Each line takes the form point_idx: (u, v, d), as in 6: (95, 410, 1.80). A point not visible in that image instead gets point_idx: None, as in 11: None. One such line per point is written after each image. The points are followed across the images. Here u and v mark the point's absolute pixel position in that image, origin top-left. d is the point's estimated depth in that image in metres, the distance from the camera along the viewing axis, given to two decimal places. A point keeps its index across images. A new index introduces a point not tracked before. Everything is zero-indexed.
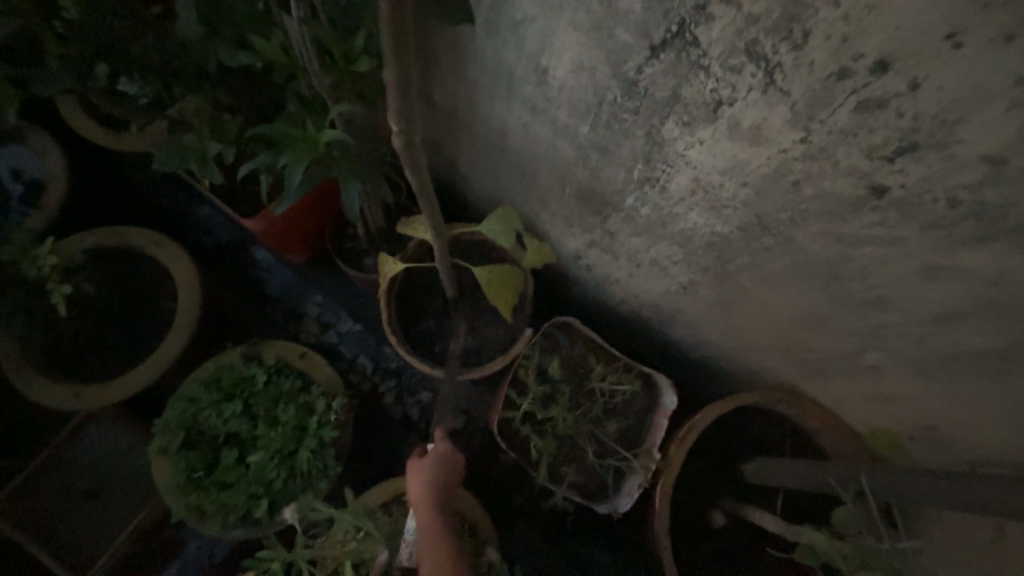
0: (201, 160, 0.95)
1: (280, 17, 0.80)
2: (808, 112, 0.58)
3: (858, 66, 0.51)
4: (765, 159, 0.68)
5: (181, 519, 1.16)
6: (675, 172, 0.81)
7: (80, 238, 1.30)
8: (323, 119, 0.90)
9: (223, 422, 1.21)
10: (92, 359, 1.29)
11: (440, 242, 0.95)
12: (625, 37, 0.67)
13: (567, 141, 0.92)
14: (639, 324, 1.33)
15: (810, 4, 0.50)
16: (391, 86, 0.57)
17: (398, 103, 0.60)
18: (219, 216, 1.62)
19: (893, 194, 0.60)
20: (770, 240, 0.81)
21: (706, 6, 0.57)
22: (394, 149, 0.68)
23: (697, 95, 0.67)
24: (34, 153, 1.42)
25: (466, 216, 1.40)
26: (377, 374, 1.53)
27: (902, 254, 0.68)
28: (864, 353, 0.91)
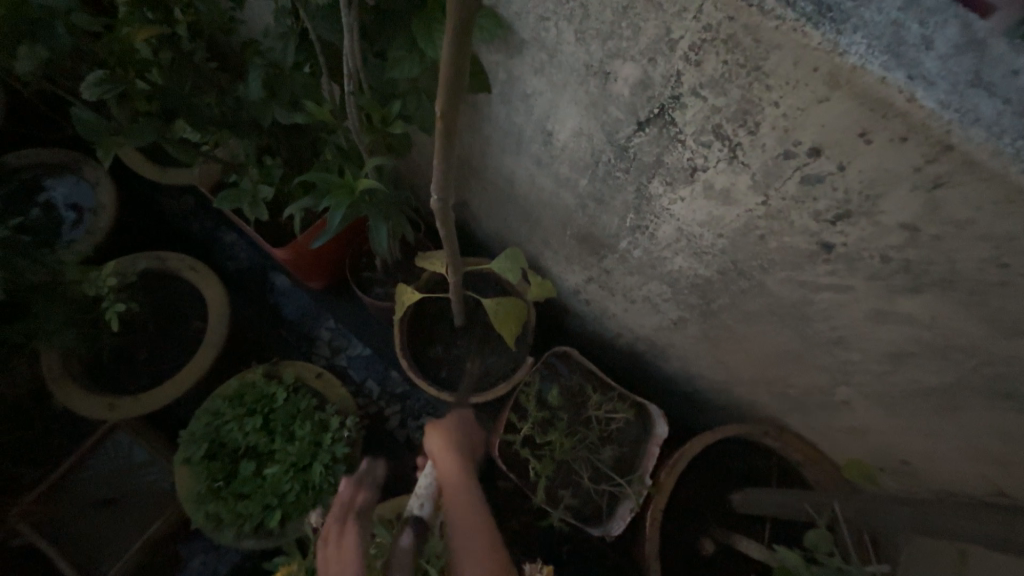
0: (252, 200, 1.08)
1: (330, 84, 0.95)
2: (765, 181, 0.71)
3: (799, 150, 0.64)
4: (734, 216, 0.80)
5: (199, 526, 1.23)
6: (662, 222, 0.94)
7: (127, 261, 1.42)
8: (357, 167, 1.04)
9: (243, 436, 1.30)
10: (127, 373, 1.40)
11: (456, 276, 1.06)
12: (616, 113, 0.81)
13: (568, 190, 1.05)
14: (633, 356, 1.43)
15: (758, 103, 0.63)
16: (436, 165, 0.73)
17: (438, 177, 0.75)
18: (245, 243, 1.76)
19: (839, 250, 0.72)
20: (745, 283, 0.92)
21: (681, 97, 0.70)
22: (432, 208, 0.83)
23: (676, 162, 0.80)
24: (86, 184, 1.57)
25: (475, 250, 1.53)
26: (385, 396, 1.61)
27: (854, 300, 0.78)
28: (836, 388, 1.00)
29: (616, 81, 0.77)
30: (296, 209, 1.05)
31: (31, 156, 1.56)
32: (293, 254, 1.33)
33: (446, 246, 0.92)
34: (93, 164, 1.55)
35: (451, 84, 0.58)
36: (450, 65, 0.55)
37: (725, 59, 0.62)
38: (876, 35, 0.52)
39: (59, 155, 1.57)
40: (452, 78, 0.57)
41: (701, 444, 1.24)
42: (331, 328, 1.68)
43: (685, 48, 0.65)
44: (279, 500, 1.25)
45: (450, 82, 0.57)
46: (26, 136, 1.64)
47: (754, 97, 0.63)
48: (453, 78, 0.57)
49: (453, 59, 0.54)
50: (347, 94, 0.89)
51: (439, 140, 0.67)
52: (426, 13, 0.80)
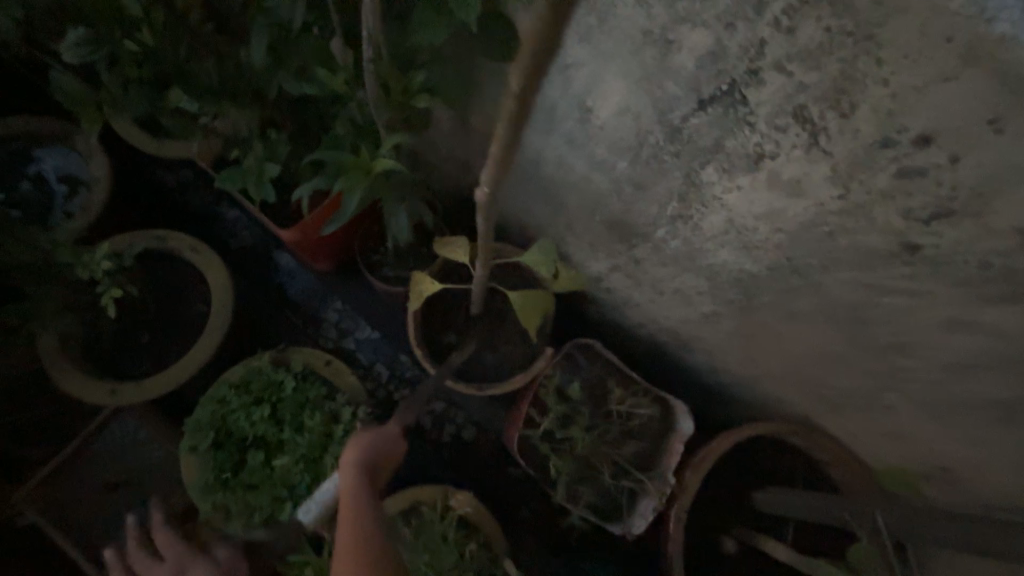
0: (256, 181, 0.98)
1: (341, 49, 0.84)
2: (848, 172, 0.62)
3: (900, 138, 0.55)
4: (800, 210, 0.71)
5: (208, 518, 1.20)
6: (709, 213, 0.84)
7: (124, 239, 1.34)
8: (372, 144, 0.94)
9: (251, 426, 1.24)
10: (128, 358, 1.34)
11: (481, 267, 0.98)
12: (674, 89, 0.71)
13: (602, 174, 0.96)
14: (656, 349, 1.35)
15: (859, 80, 0.54)
16: (494, 157, 0.63)
17: (492, 173, 0.66)
18: (245, 219, 1.66)
19: (926, 252, 0.63)
20: (799, 282, 0.84)
21: (759, 72, 0.61)
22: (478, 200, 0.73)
23: (740, 147, 0.70)
24: (75, 154, 1.46)
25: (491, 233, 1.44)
26: (394, 383, 1.55)
27: (929, 306, 0.71)
28: (884, 395, 0.93)
29: (680, 51, 0.67)
30: (308, 191, 0.95)
31: (15, 124, 1.44)
32: (299, 236, 1.24)
33: (482, 241, 0.83)
34: (83, 133, 1.44)
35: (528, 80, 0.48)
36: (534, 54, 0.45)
37: (828, 25, 0.53)
38: None
39: (45, 122, 1.45)
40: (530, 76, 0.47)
41: (728, 443, 1.19)
42: (337, 310, 1.61)
43: (776, 12, 0.56)
44: (290, 492, 1.21)
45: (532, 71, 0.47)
46: (9, 101, 1.52)
47: (856, 73, 0.54)
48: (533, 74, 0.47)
49: (540, 51, 0.44)
50: (366, 60, 0.79)
51: (504, 137, 0.57)
52: None
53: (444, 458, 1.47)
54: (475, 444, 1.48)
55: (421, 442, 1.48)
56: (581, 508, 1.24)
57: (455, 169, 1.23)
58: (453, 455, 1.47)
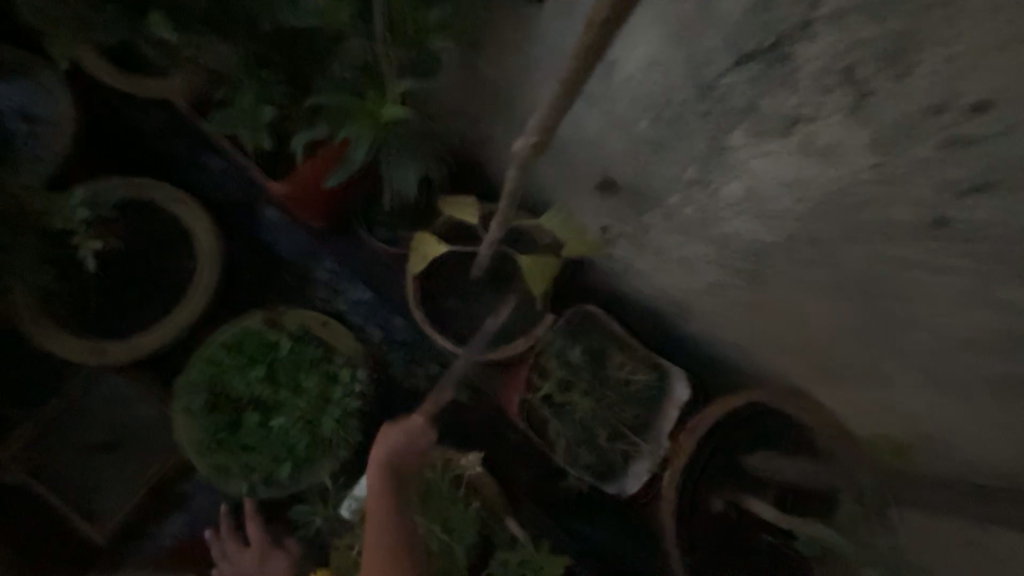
0: (253, 125, 0.92)
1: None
2: (889, 140, 0.60)
3: (953, 104, 0.52)
4: (829, 179, 0.69)
5: (206, 475, 1.19)
6: (732, 179, 0.82)
7: (104, 188, 1.25)
8: (378, 91, 0.87)
9: (247, 386, 1.22)
10: (111, 314, 1.27)
11: (491, 229, 0.94)
12: (713, 43, 0.67)
13: (621, 133, 0.91)
14: (656, 317, 1.36)
15: (919, 38, 0.51)
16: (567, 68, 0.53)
17: (552, 105, 0.58)
18: (230, 169, 1.56)
19: (955, 227, 0.62)
20: (814, 252, 0.83)
21: (810, 25, 0.57)
22: (515, 149, 0.66)
23: (775, 109, 0.67)
24: (36, 89, 1.32)
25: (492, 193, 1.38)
26: (389, 344, 1.53)
27: (946, 282, 0.70)
28: (880, 365, 0.95)
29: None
30: (305, 140, 0.88)
31: None
32: (294, 189, 1.17)
33: (504, 200, 0.78)
34: (47, 65, 1.31)
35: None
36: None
37: None
38: None
39: (4, 51, 1.31)
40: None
41: (720, 412, 1.20)
42: (330, 270, 1.55)
43: None
44: (288, 451, 1.20)
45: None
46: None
47: (916, 30, 0.51)
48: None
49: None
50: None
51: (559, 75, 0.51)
52: None
53: (440, 418, 1.48)
54: (472, 405, 1.50)
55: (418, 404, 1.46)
56: (578, 469, 1.27)
57: (459, 123, 1.16)
58: (450, 416, 1.49)
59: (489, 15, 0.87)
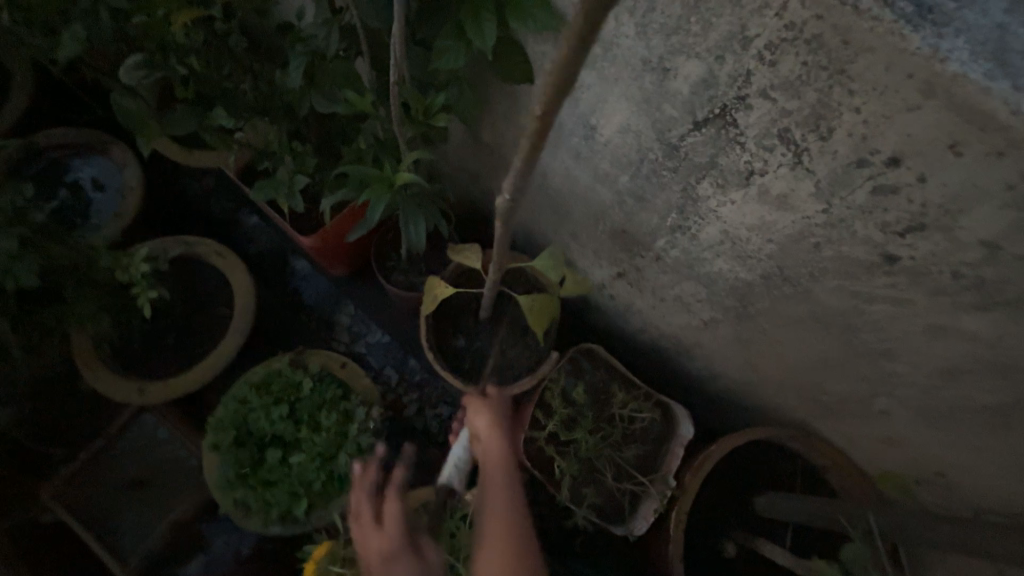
0: (288, 190, 1.06)
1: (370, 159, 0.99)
2: (830, 189, 0.68)
3: (874, 159, 0.61)
4: (789, 223, 0.77)
5: (229, 510, 1.26)
6: (706, 225, 0.90)
7: (163, 244, 1.43)
8: (393, 158, 1.01)
9: (270, 423, 1.31)
10: (158, 356, 1.41)
11: (492, 273, 1.04)
12: (671, 112, 0.78)
13: (606, 187, 1.02)
14: (656, 355, 1.40)
15: (834, 108, 0.60)
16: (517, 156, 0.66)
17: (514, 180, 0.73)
18: (264, 226, 1.74)
19: (904, 262, 0.69)
20: (790, 290, 0.88)
21: (747, 98, 0.67)
22: (497, 207, 0.80)
23: (732, 164, 0.77)
24: (108, 164, 1.55)
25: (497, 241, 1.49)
26: (403, 386, 1.61)
27: (912, 314, 0.75)
28: (874, 398, 0.96)
29: (676, 77, 0.73)
30: (331, 203, 1.03)
31: (56, 135, 1.54)
32: (320, 242, 1.31)
33: (498, 248, 0.90)
34: (118, 145, 1.54)
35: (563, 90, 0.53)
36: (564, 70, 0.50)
37: (805, 60, 0.59)
38: (981, 41, 0.50)
39: (86, 134, 1.55)
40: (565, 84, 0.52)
41: (722, 452, 1.21)
42: (349, 314, 1.67)
43: (760, 47, 0.62)
44: (306, 487, 1.26)
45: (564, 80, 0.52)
46: (56, 114, 1.64)
47: (830, 103, 0.60)
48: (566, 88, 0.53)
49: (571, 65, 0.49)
50: (391, 84, 0.87)
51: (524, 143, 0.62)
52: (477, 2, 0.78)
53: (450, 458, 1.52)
54: None
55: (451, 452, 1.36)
56: (584, 509, 1.27)
57: (467, 180, 1.30)
58: None
59: (486, 93, 1.02)
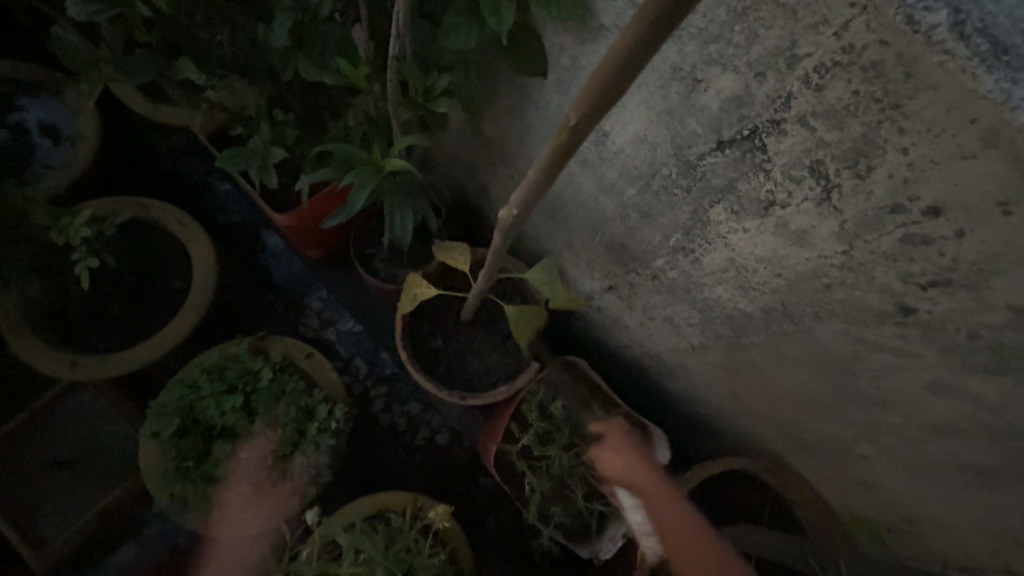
0: (261, 164, 0.96)
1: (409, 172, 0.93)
2: (855, 231, 0.64)
3: (911, 206, 0.57)
4: (803, 259, 0.73)
5: (162, 506, 1.14)
6: (712, 249, 0.85)
7: (115, 207, 1.29)
8: (384, 141, 0.92)
9: (220, 414, 1.19)
10: (93, 330, 1.26)
11: (482, 275, 0.96)
12: (694, 128, 0.72)
13: (610, 197, 0.96)
14: (638, 375, 1.34)
15: (877, 146, 0.56)
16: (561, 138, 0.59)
17: (528, 192, 0.68)
18: (233, 195, 1.61)
19: (920, 316, 0.65)
20: (792, 327, 0.83)
21: (783, 122, 0.62)
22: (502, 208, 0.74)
23: (752, 192, 0.72)
24: (57, 107, 1.38)
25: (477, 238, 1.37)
26: (370, 380, 1.51)
27: (917, 368, 0.72)
28: (858, 444, 0.93)
29: (706, 91, 0.67)
30: (308, 182, 0.93)
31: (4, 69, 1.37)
32: (295, 222, 1.21)
33: (494, 252, 0.84)
34: (74, 88, 1.37)
35: (621, 74, 0.48)
36: (634, 40, 0.44)
37: (857, 88, 0.54)
38: None
39: (36, 70, 1.37)
40: (624, 73, 0.48)
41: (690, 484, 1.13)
42: (318, 300, 1.55)
43: (808, 68, 0.57)
44: (254, 487, 1.16)
45: (631, 59, 0.46)
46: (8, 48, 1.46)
47: (875, 139, 0.56)
48: (623, 77, 0.48)
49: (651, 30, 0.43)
50: (390, 57, 0.77)
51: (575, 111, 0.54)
52: None
53: (414, 458, 1.45)
54: (449, 452, 1.46)
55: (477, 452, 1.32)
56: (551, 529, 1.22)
57: (461, 170, 1.22)
58: (423, 462, 1.45)
59: (492, 80, 0.93)
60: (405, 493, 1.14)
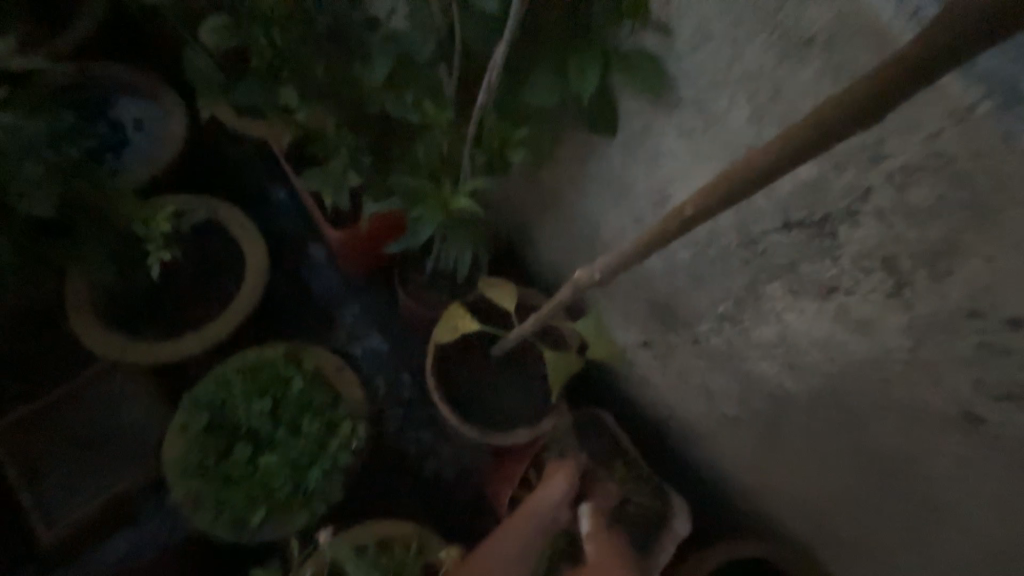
0: (336, 186, 1.03)
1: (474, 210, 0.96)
2: (924, 329, 0.62)
3: (991, 314, 0.56)
4: (862, 349, 0.71)
5: (178, 501, 1.15)
6: (762, 324, 0.84)
7: (189, 206, 1.38)
8: (451, 179, 0.97)
9: (249, 416, 1.21)
10: (146, 317, 1.32)
11: (534, 322, 1.00)
12: (761, 205, 0.73)
13: (661, 258, 0.96)
14: (663, 437, 1.30)
15: (959, 250, 0.55)
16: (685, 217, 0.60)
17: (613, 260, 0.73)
18: (291, 204, 1.69)
19: (989, 427, 0.62)
20: (839, 415, 0.80)
21: (857, 214, 0.62)
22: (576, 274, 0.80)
23: (815, 275, 0.71)
24: (153, 109, 1.51)
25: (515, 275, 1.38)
26: (390, 401, 1.51)
27: (978, 481, 0.68)
28: (901, 552, 0.85)
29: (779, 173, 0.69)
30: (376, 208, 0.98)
31: (114, 70, 1.51)
32: (349, 241, 1.26)
33: (555, 304, 0.90)
34: (171, 94, 1.50)
35: (773, 164, 0.49)
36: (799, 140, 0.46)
37: (942, 193, 0.55)
38: None
39: (140, 75, 1.51)
40: (778, 168, 0.49)
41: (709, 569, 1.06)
42: (353, 314, 1.59)
43: (891, 167, 0.57)
44: (267, 494, 1.16)
45: (787, 158, 0.48)
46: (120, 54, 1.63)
47: (958, 244, 0.55)
48: (773, 168, 0.49)
49: (816, 137, 0.45)
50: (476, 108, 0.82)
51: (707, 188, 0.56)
52: (586, 48, 0.75)
53: (423, 488, 1.42)
54: (458, 487, 1.43)
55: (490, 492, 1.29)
56: None
57: (512, 210, 1.26)
58: (432, 493, 1.42)
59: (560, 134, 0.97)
60: (415, 526, 1.12)
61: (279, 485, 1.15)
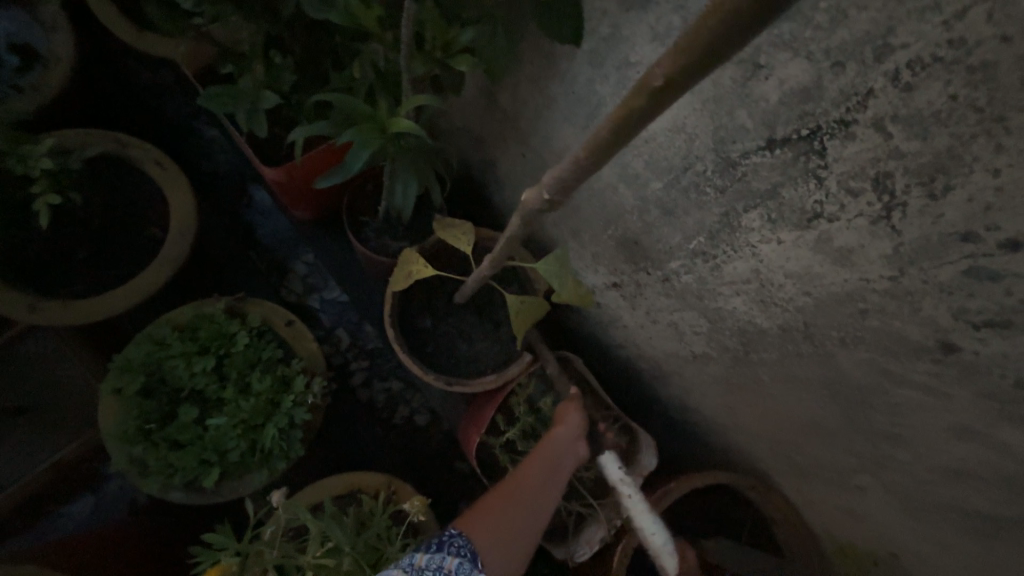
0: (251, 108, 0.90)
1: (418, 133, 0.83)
2: (911, 255, 0.57)
3: (987, 235, 0.50)
4: (840, 279, 0.66)
5: (122, 469, 1.08)
6: (736, 258, 0.78)
7: (86, 140, 1.17)
8: (392, 98, 0.83)
9: (190, 376, 1.11)
10: (58, 273, 1.16)
11: (490, 263, 0.91)
12: (743, 121, 0.64)
13: (630, 189, 0.88)
14: (632, 377, 1.28)
15: (963, 162, 0.49)
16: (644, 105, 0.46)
17: (568, 179, 0.62)
18: (223, 141, 1.49)
19: (963, 355, 0.60)
20: (809, 348, 0.77)
21: (852, 124, 0.55)
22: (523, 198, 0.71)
23: (798, 200, 0.65)
24: (28, 20, 1.23)
25: (479, 215, 1.28)
26: (353, 353, 1.44)
27: (944, 409, 0.66)
28: (857, 475, 0.87)
29: (767, 79, 0.60)
30: (303, 134, 0.83)
31: None
32: (285, 178, 1.11)
33: (509, 237, 0.80)
34: None
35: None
36: None
37: (954, 93, 0.47)
38: None
39: None
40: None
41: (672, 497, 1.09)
42: (306, 263, 1.47)
43: (899, 62, 0.49)
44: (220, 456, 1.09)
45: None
46: None
47: (963, 154, 0.49)
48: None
49: None
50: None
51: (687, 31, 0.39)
52: None
53: (392, 437, 1.40)
54: (428, 434, 1.41)
55: (460, 439, 1.27)
56: None
57: (470, 140, 1.13)
58: (402, 442, 1.40)
59: (520, 43, 0.84)
60: (381, 477, 1.09)
61: (233, 446, 1.08)
